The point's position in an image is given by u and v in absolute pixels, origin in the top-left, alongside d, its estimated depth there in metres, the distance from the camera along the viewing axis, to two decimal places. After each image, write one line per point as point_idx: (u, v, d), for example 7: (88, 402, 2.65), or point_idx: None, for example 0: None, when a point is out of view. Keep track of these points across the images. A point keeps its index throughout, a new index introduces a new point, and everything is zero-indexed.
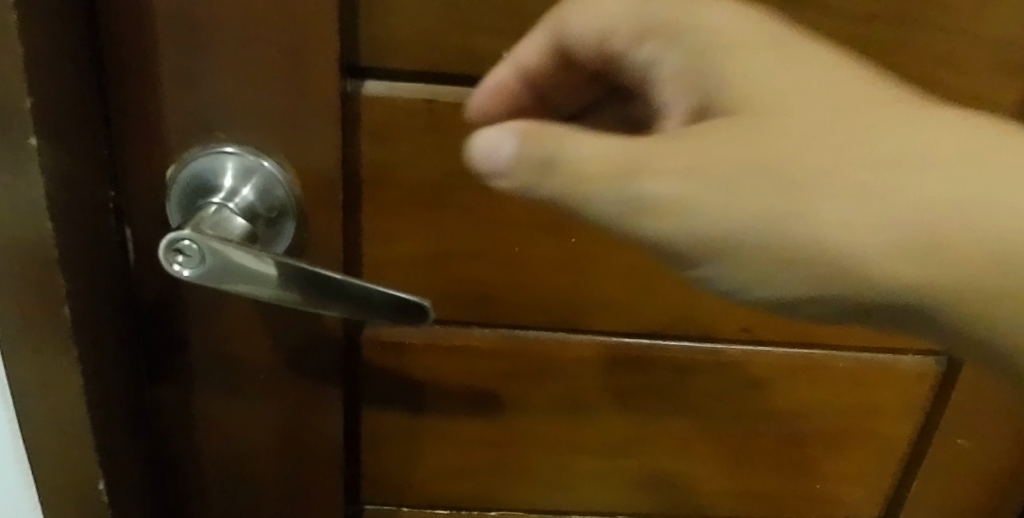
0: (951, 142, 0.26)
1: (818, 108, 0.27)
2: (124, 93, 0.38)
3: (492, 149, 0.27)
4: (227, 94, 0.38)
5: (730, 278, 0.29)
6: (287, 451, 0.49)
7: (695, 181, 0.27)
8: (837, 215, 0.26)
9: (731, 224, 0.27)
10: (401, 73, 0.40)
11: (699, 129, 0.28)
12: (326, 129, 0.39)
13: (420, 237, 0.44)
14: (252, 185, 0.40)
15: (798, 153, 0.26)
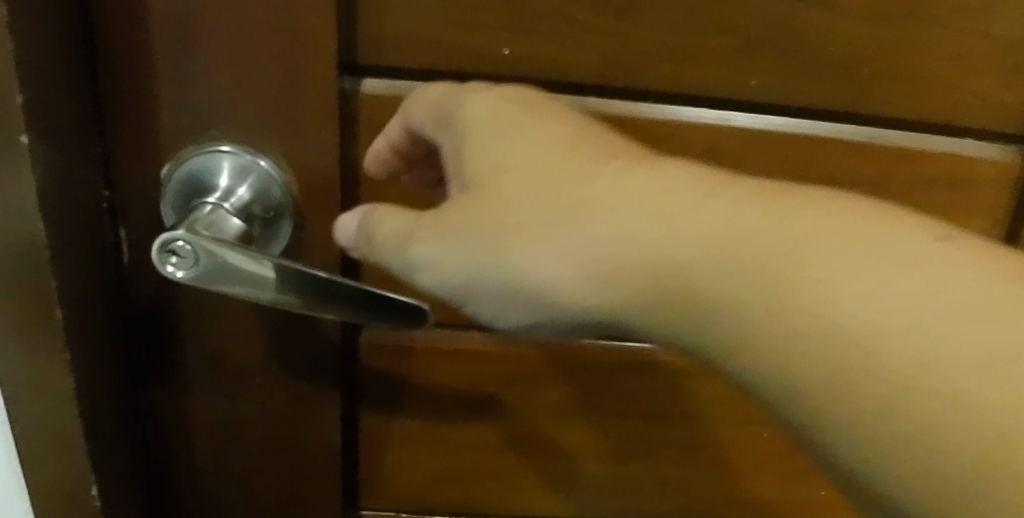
0: (618, 211, 0.31)
1: (555, 190, 0.33)
2: (118, 90, 0.37)
3: (346, 230, 0.38)
4: (223, 92, 0.38)
5: (491, 313, 0.35)
6: (283, 457, 0.48)
7: (449, 245, 0.34)
8: (543, 271, 0.32)
9: (442, 271, 0.35)
10: (400, 71, 0.39)
11: (459, 202, 0.35)
12: (324, 128, 0.39)
13: None
14: (248, 184, 0.39)
15: (494, 211, 0.33)
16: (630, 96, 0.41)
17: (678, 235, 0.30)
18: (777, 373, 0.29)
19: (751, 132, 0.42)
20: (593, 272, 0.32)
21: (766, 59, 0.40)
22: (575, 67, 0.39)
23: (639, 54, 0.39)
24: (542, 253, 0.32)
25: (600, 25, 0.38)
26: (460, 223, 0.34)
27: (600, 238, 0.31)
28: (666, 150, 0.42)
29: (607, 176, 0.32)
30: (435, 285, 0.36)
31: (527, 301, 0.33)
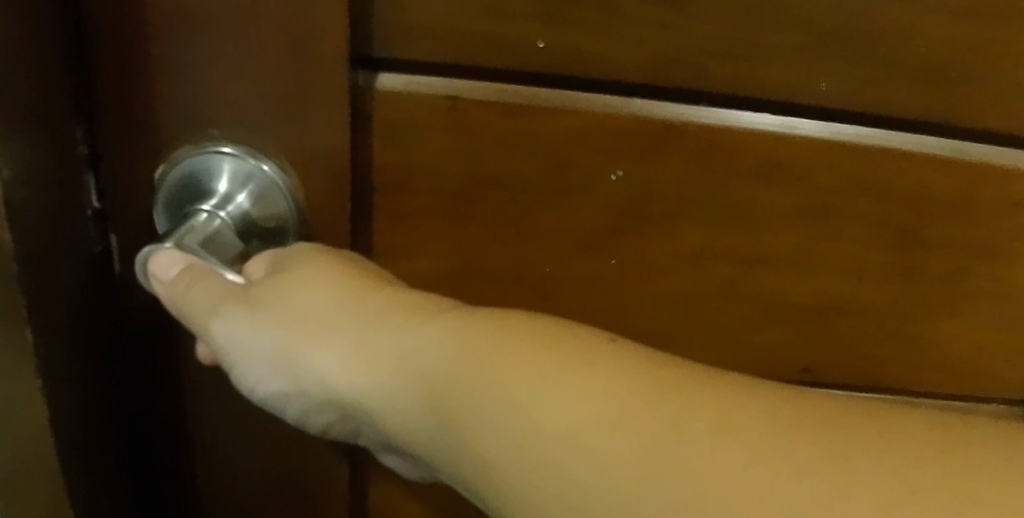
0: (420, 340, 0.30)
1: (325, 304, 0.33)
2: (105, 83, 0.33)
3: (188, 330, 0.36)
4: (222, 85, 0.33)
5: (285, 395, 0.35)
6: (286, 487, 0.44)
7: (252, 323, 0.34)
8: (317, 364, 0.33)
9: (234, 339, 0.34)
10: (420, 66, 0.34)
11: (266, 284, 0.34)
12: (334, 129, 0.34)
13: (435, 255, 0.38)
14: (248, 192, 0.35)
15: (286, 300, 0.33)
16: (680, 98, 0.36)
17: (417, 355, 0.30)
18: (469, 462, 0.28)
19: (817, 140, 0.37)
20: (346, 370, 0.32)
21: (843, 57, 0.34)
22: (620, 63, 0.34)
23: (694, 50, 0.34)
24: (315, 347, 0.33)
25: (650, 15, 0.33)
26: (261, 300, 0.34)
27: (351, 352, 0.32)
28: (721, 160, 0.37)
29: (370, 295, 0.33)
30: (241, 357, 0.34)
31: (276, 383, 0.34)
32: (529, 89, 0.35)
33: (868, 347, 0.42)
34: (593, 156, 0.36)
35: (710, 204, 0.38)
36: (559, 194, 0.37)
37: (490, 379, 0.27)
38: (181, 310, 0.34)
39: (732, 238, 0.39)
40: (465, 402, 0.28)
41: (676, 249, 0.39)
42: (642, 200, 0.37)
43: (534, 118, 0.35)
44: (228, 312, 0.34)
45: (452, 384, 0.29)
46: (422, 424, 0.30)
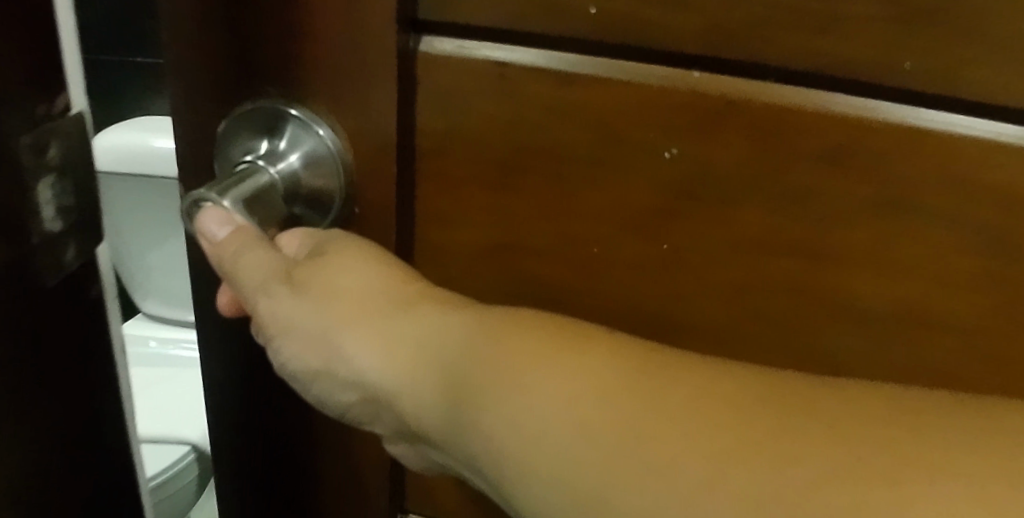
0: (457, 337, 0.29)
1: (370, 292, 0.32)
2: (187, 36, 0.36)
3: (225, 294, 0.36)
4: (283, 43, 0.35)
5: (308, 380, 0.34)
6: (331, 461, 0.44)
7: (290, 301, 0.33)
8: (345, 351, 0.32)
9: (272, 313, 0.34)
10: (470, 29, 0.34)
11: (310, 265, 0.33)
12: (381, 89, 0.35)
13: (483, 225, 0.38)
14: (301, 152, 0.37)
15: (327, 285, 0.33)
16: (746, 71, 0.33)
17: (452, 352, 0.29)
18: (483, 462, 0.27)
19: (913, 127, 0.32)
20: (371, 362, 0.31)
21: (940, 35, 0.30)
22: (676, 31, 0.32)
23: (757, 20, 0.31)
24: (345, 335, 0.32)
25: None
26: (303, 282, 0.33)
27: (386, 345, 0.31)
28: (792, 142, 0.33)
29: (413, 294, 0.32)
30: (275, 333, 0.34)
31: (297, 365, 0.34)
32: (580, 57, 0.34)
33: (964, 382, 0.35)
34: (646, 130, 0.34)
35: (773, 193, 0.34)
36: (609, 169, 0.35)
37: (518, 388, 0.26)
38: (228, 273, 0.34)
39: (800, 233, 0.34)
40: (493, 398, 0.27)
41: (733, 237, 0.35)
42: (700, 181, 0.35)
43: (582, 88, 0.34)
44: (271, 287, 0.33)
45: (480, 386, 0.27)
46: (445, 418, 0.29)
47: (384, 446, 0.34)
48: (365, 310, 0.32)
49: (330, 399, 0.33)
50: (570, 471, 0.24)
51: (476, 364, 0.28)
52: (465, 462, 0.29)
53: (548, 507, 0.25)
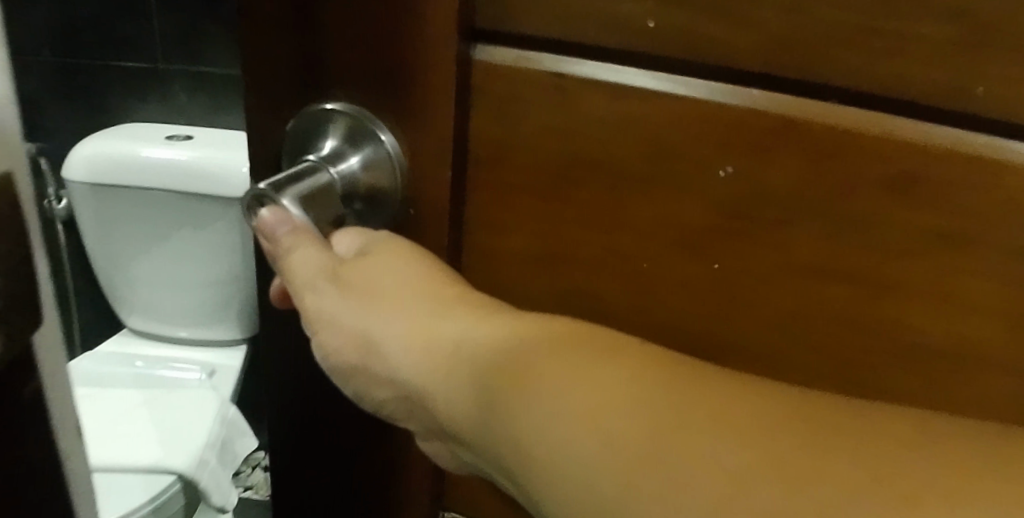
0: (493, 340, 0.29)
1: (406, 288, 0.33)
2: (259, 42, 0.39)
3: (279, 287, 0.39)
4: (348, 50, 0.37)
5: (347, 376, 0.35)
6: (381, 460, 0.45)
7: (336, 294, 0.35)
8: (381, 345, 0.33)
9: (320, 305, 0.36)
10: (527, 40, 0.35)
11: (356, 260, 0.35)
12: (438, 95, 0.36)
13: (534, 234, 0.38)
14: (362, 155, 0.38)
15: (369, 279, 0.34)
16: (804, 90, 0.32)
17: (481, 352, 0.30)
18: (503, 458, 0.28)
19: (986, 155, 0.30)
20: (406, 355, 0.32)
21: (1013, 62, 0.28)
22: (733, 47, 0.32)
23: (818, 39, 0.30)
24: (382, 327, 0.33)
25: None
26: (347, 276, 0.35)
27: (424, 342, 0.32)
28: (850, 168, 0.32)
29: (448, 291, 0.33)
30: (321, 325, 0.36)
31: (338, 358, 0.35)
32: (636, 71, 0.34)
33: None
34: (700, 148, 0.33)
35: (830, 218, 0.32)
36: (660, 185, 0.35)
37: (541, 385, 0.27)
38: (285, 269, 0.36)
39: (858, 261, 0.33)
40: (519, 398, 0.27)
41: (787, 263, 0.34)
42: (752, 202, 0.34)
43: (636, 102, 0.34)
44: (319, 281, 0.35)
45: (507, 387, 0.28)
46: (472, 417, 0.29)
47: (418, 444, 0.35)
48: (404, 305, 0.33)
49: (366, 394, 0.35)
50: (590, 476, 0.24)
51: (505, 364, 0.28)
52: (491, 461, 0.29)
53: (567, 510, 0.25)
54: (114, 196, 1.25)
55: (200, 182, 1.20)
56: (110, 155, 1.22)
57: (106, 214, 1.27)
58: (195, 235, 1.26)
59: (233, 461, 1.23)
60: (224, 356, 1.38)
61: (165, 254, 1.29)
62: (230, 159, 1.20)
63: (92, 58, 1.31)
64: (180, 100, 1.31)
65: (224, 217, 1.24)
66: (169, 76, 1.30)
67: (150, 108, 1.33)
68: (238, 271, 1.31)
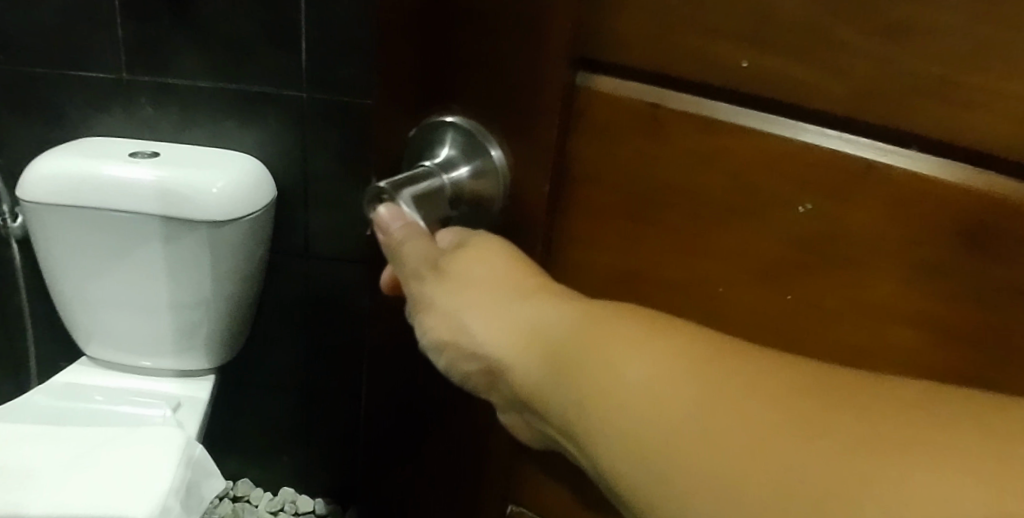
0: (570, 330, 0.33)
1: (496, 276, 0.37)
2: (405, 60, 0.45)
3: (389, 274, 0.44)
4: (472, 71, 0.42)
5: (439, 352, 0.39)
6: (470, 437, 0.50)
7: (433, 279, 0.39)
8: (470, 323, 0.37)
9: (420, 288, 0.40)
10: (632, 72, 0.38)
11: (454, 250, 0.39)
12: (546, 116, 0.40)
13: (620, 250, 0.41)
14: (472, 165, 0.43)
15: (464, 266, 0.38)
16: (885, 136, 0.33)
17: (560, 338, 0.33)
18: (579, 428, 0.31)
19: None
20: (492, 335, 0.36)
21: None
22: (821, 92, 0.33)
23: (902, 89, 0.31)
24: (472, 308, 0.37)
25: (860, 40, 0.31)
26: (445, 263, 0.39)
27: (506, 328, 0.35)
28: (931, 218, 0.33)
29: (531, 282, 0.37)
30: (421, 307, 0.40)
31: (431, 334, 0.39)
32: (727, 107, 0.36)
33: None
34: (781, 183, 0.35)
35: (904, 255, 0.34)
36: (741, 216, 0.37)
37: (615, 369, 0.30)
38: (400, 263, 0.41)
39: (929, 294, 0.34)
40: (596, 378, 0.31)
41: (858, 287, 0.35)
42: (828, 238, 0.35)
43: (725, 136, 0.36)
44: (422, 270, 0.40)
45: (585, 370, 0.31)
46: (547, 393, 0.33)
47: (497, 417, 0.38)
48: (495, 296, 0.37)
49: (453, 368, 0.38)
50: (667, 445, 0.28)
51: (576, 348, 0.32)
52: (566, 434, 0.32)
53: (642, 471, 0.29)
54: (74, 215, 1.12)
55: (176, 206, 1.10)
56: (65, 172, 1.10)
57: (65, 231, 1.14)
58: (160, 252, 1.14)
59: (201, 506, 1.10)
60: (189, 386, 1.27)
61: (122, 277, 1.17)
62: (208, 182, 1.11)
63: (25, 65, 1.17)
64: (147, 113, 1.20)
65: (190, 239, 1.13)
66: (134, 87, 1.18)
67: (114, 122, 1.20)
68: (211, 300, 1.20)
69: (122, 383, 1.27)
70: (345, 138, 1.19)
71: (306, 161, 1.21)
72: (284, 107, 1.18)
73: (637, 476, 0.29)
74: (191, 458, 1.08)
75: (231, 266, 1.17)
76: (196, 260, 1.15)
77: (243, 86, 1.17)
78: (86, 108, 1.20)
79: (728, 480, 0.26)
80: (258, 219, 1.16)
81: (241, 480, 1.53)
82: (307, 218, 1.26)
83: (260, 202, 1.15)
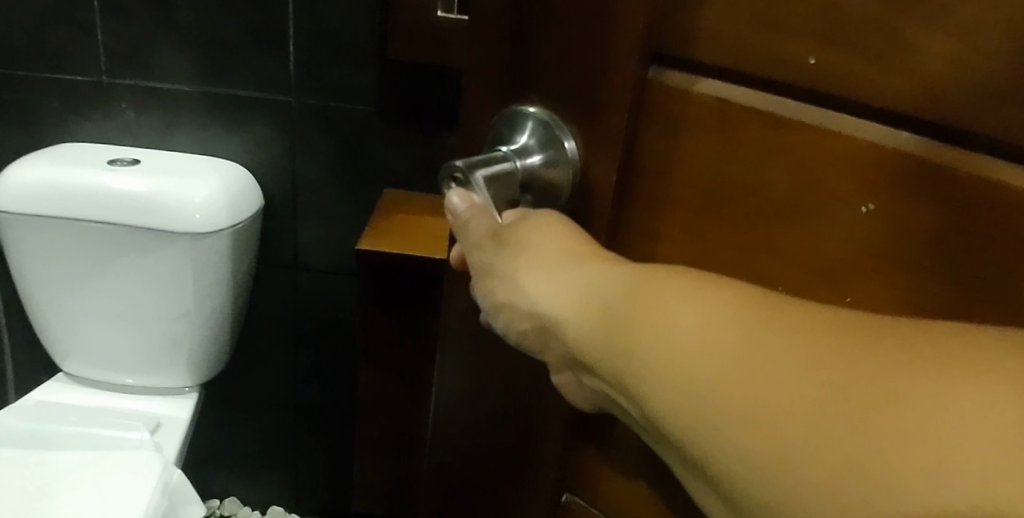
0: (610, 290, 0.37)
1: (549, 243, 0.42)
2: (493, 55, 0.49)
3: (456, 254, 0.49)
4: (552, 65, 0.45)
5: (500, 319, 0.44)
6: (527, 421, 0.51)
7: (493, 251, 0.44)
8: (527, 286, 0.41)
9: (484, 262, 0.45)
10: (704, 68, 0.40)
11: (512, 222, 0.44)
12: (615, 107, 0.42)
13: (683, 244, 0.42)
14: (545, 154, 0.46)
15: (519, 236, 0.43)
16: (953, 137, 0.33)
17: (603, 296, 0.37)
18: (622, 380, 0.35)
19: None
20: (544, 296, 0.40)
21: None
22: (885, 87, 0.34)
23: (965, 86, 0.31)
24: (527, 275, 0.42)
25: (924, 42, 0.32)
26: (503, 234, 0.44)
27: (561, 288, 0.40)
28: (988, 220, 0.32)
29: (577, 249, 0.41)
30: (484, 279, 0.45)
31: (493, 299, 0.44)
32: (795, 103, 0.37)
33: None
34: (845, 184, 0.36)
35: (962, 243, 0.32)
36: (801, 213, 0.37)
37: (654, 323, 0.34)
38: (467, 241, 0.46)
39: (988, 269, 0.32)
40: (637, 333, 0.34)
41: (912, 261, 0.34)
42: (891, 239, 0.35)
43: (788, 132, 0.37)
44: (483, 244, 0.45)
45: (627, 326, 0.35)
46: (597, 349, 0.36)
47: (553, 379, 0.42)
48: (548, 261, 0.41)
49: (512, 330, 0.43)
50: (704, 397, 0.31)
51: (615, 305, 0.36)
52: (614, 385, 0.36)
53: (677, 415, 0.32)
54: (64, 226, 1.18)
55: (159, 217, 1.16)
56: (55, 189, 1.16)
57: (54, 244, 1.20)
58: (146, 262, 1.20)
59: None
60: (170, 407, 1.34)
61: (107, 287, 1.23)
62: (192, 193, 1.17)
63: (19, 69, 1.24)
64: (129, 117, 1.28)
65: (168, 251, 1.19)
66: (117, 92, 1.25)
67: (88, 126, 1.28)
68: (195, 310, 1.25)
69: (107, 402, 1.33)
70: (336, 149, 1.27)
71: (291, 168, 1.29)
72: (268, 112, 1.25)
73: (676, 416, 0.32)
74: (166, 486, 1.13)
75: (215, 279, 1.23)
76: (174, 271, 1.21)
77: (230, 86, 1.24)
78: (65, 113, 1.28)
79: (758, 424, 0.29)
80: (240, 231, 1.22)
81: (228, 497, 1.60)
82: (293, 226, 1.34)
83: (239, 215, 1.21)
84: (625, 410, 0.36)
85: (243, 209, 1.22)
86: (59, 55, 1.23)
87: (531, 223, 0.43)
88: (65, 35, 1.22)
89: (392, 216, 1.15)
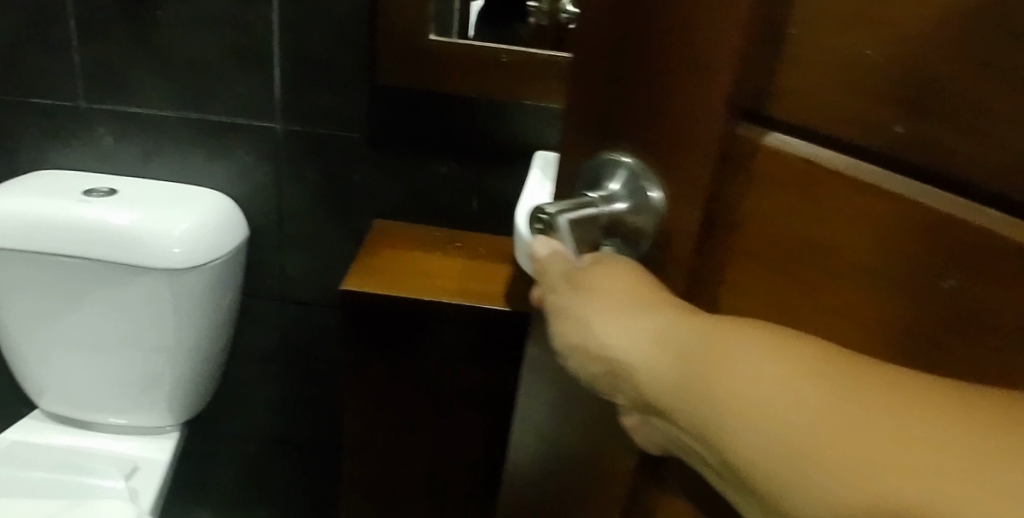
0: (683, 338, 0.39)
1: (624, 289, 0.44)
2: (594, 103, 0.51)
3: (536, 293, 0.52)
4: (646, 116, 0.47)
5: (573, 359, 0.46)
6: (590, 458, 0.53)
7: (571, 293, 0.47)
8: (600, 329, 0.43)
9: (562, 303, 0.48)
10: (794, 128, 0.41)
11: (589, 266, 0.47)
12: (705, 159, 0.44)
13: (762, 300, 0.43)
14: (630, 202, 0.48)
15: (597, 280, 0.45)
16: None
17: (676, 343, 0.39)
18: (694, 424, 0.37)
19: None
20: (617, 338, 0.42)
21: None
22: (970, 161, 0.34)
23: None
24: (601, 317, 0.44)
25: (1005, 114, 0.32)
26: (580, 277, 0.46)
27: (633, 332, 0.42)
28: None
29: (652, 297, 0.43)
30: (559, 320, 0.48)
31: (567, 340, 0.46)
32: (881, 171, 0.37)
33: None
34: (928, 256, 0.36)
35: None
36: (881, 281, 0.38)
37: (733, 374, 0.35)
38: (547, 282, 0.49)
39: None
40: (711, 381, 0.36)
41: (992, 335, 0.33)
42: (972, 315, 0.34)
43: (873, 198, 0.38)
44: (562, 286, 0.48)
45: (703, 372, 0.37)
46: (670, 391, 0.38)
47: (624, 421, 0.44)
48: (621, 306, 0.43)
49: (583, 371, 0.45)
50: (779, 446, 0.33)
51: (689, 352, 0.38)
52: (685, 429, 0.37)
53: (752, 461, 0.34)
54: (35, 262, 1.20)
55: (138, 255, 1.18)
56: (26, 217, 1.18)
57: (25, 278, 1.22)
58: (120, 297, 1.23)
59: None
60: (149, 450, 1.38)
61: (86, 323, 1.25)
62: (169, 228, 1.20)
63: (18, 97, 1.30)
64: (107, 143, 1.33)
65: (144, 288, 1.22)
66: (97, 118, 1.31)
67: (70, 154, 1.34)
68: (171, 347, 1.28)
69: (85, 445, 1.38)
70: (332, 185, 1.30)
71: (278, 191, 1.33)
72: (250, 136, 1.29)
73: (750, 462, 0.34)
74: None
75: (195, 313, 1.26)
76: (151, 305, 1.23)
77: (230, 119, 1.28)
78: (53, 143, 1.34)
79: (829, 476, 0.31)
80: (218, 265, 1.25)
81: None
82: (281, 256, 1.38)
83: (219, 249, 1.24)
84: (694, 452, 0.38)
85: (223, 244, 1.26)
86: (52, 82, 1.29)
87: (604, 268, 0.45)
88: (46, 56, 1.27)
89: (382, 251, 1.13)
